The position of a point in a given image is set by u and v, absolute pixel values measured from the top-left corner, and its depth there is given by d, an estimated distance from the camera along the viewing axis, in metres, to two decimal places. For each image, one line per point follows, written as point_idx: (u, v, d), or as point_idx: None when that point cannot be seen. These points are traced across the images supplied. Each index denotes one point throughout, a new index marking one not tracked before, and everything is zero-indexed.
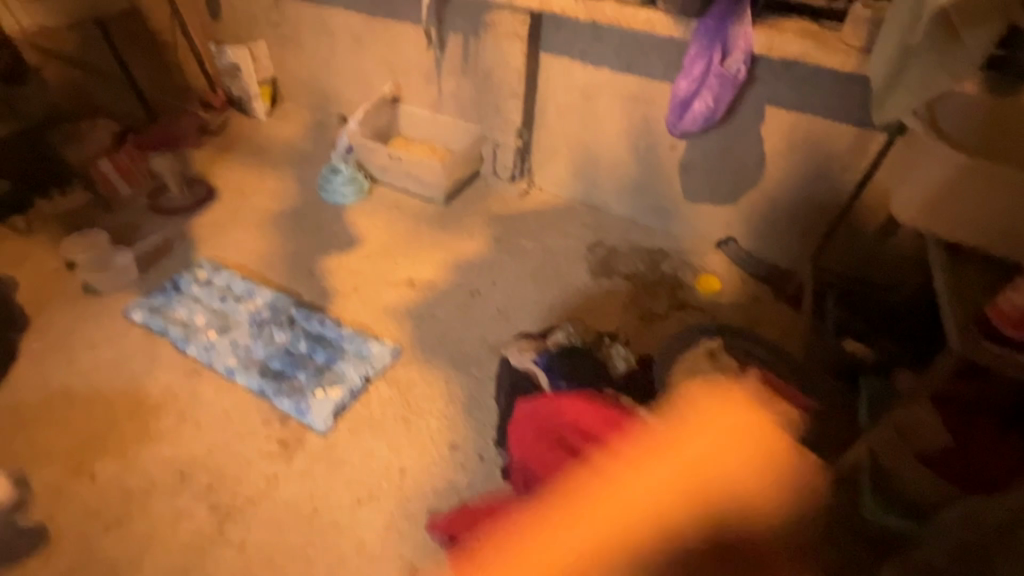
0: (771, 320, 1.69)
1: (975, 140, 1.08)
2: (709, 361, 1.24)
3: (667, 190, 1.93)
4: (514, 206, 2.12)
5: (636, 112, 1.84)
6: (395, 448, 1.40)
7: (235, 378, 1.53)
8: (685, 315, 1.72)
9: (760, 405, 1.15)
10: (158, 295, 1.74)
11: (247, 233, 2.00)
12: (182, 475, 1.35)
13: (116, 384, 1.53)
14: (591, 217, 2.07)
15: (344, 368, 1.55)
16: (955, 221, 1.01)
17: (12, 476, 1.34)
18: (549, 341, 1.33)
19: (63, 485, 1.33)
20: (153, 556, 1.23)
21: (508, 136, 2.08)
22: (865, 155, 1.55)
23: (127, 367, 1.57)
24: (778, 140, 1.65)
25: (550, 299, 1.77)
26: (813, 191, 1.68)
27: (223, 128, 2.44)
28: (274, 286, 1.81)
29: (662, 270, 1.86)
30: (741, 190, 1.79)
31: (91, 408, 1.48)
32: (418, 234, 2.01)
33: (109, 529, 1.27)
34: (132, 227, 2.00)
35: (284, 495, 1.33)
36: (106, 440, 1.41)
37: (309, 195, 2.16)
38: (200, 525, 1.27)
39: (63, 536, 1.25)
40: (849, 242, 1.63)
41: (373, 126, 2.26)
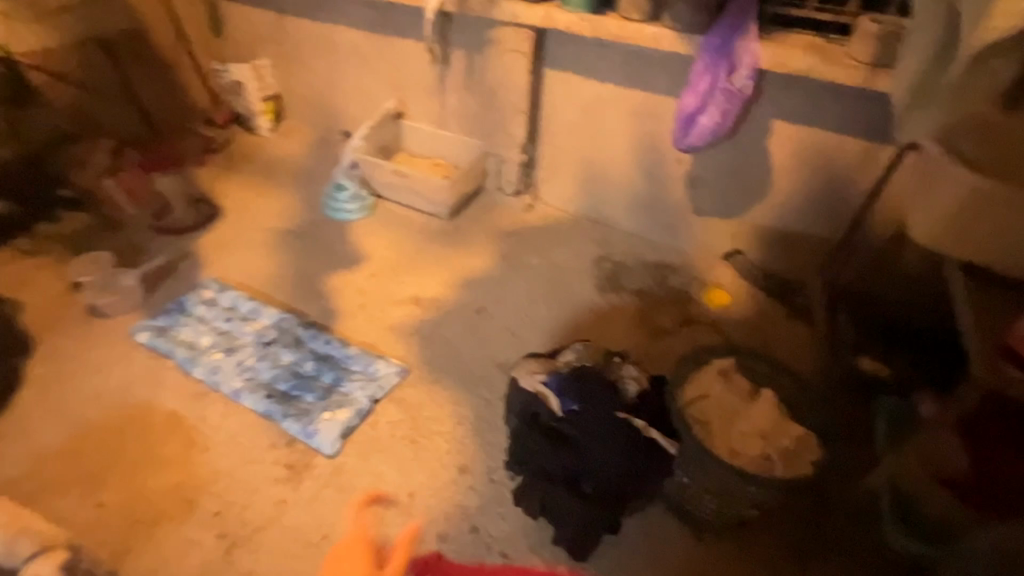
0: (782, 334, 1.68)
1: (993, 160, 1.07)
2: (722, 382, 1.22)
3: (673, 204, 1.92)
4: (519, 221, 2.12)
5: (641, 126, 1.83)
6: (404, 471, 1.39)
7: (242, 401, 1.52)
8: (694, 331, 1.70)
9: (774, 433, 1.14)
10: (164, 317, 1.74)
11: (253, 251, 2.00)
12: (189, 502, 1.34)
13: (123, 408, 1.52)
14: (597, 231, 2.06)
15: (352, 389, 1.53)
16: (973, 242, 1.00)
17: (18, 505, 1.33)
18: (559, 362, 1.30)
19: (70, 513, 1.32)
20: None
21: (512, 151, 2.08)
22: (875, 169, 1.54)
23: (133, 391, 1.56)
24: (785, 154, 1.64)
25: (558, 316, 1.76)
26: (821, 204, 1.67)
27: (228, 146, 2.45)
28: (280, 305, 1.81)
29: (669, 285, 1.85)
30: (748, 204, 1.78)
31: (97, 434, 1.47)
32: (424, 250, 2.01)
33: (116, 559, 1.25)
34: (137, 248, 2.00)
35: (293, 521, 1.31)
36: (113, 467, 1.40)
37: (314, 212, 2.16)
38: (208, 554, 1.26)
39: None
40: (859, 255, 1.62)
41: (377, 143, 2.26)
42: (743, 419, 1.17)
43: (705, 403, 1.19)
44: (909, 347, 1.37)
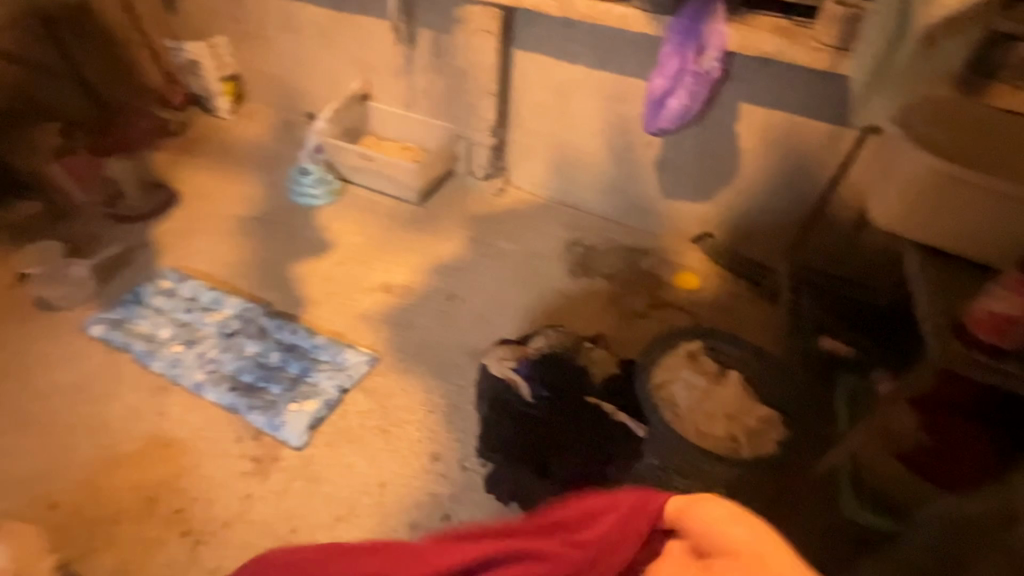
0: (749, 315, 1.71)
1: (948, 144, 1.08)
2: (689, 365, 1.23)
3: (643, 187, 1.92)
4: (490, 206, 2.09)
5: (611, 109, 1.82)
6: (375, 461, 1.37)
7: (205, 393, 1.47)
8: (664, 314, 1.72)
9: (742, 415, 1.16)
10: (120, 309, 1.66)
11: (214, 239, 1.92)
12: (150, 500, 1.30)
13: (77, 405, 1.45)
14: (568, 216, 2.05)
15: (319, 379, 1.50)
16: (930, 224, 1.03)
17: None
18: (529, 348, 1.29)
19: (22, 516, 1.27)
20: None
21: (482, 134, 2.04)
22: (838, 152, 1.56)
23: (88, 387, 1.49)
24: (753, 137, 1.65)
25: (530, 301, 1.75)
26: (787, 187, 1.69)
27: (185, 129, 2.34)
28: (243, 294, 1.75)
29: (641, 268, 1.86)
30: (717, 187, 1.80)
31: (50, 431, 1.40)
32: (394, 236, 1.96)
33: (74, 561, 1.21)
34: (89, 236, 1.90)
35: (260, 515, 1.28)
36: (67, 467, 1.34)
37: (278, 197, 2.09)
38: (172, 552, 1.22)
39: None
40: (823, 237, 1.65)
41: (343, 126, 2.19)
42: (710, 401, 1.18)
43: (673, 385, 1.20)
44: (870, 326, 1.40)
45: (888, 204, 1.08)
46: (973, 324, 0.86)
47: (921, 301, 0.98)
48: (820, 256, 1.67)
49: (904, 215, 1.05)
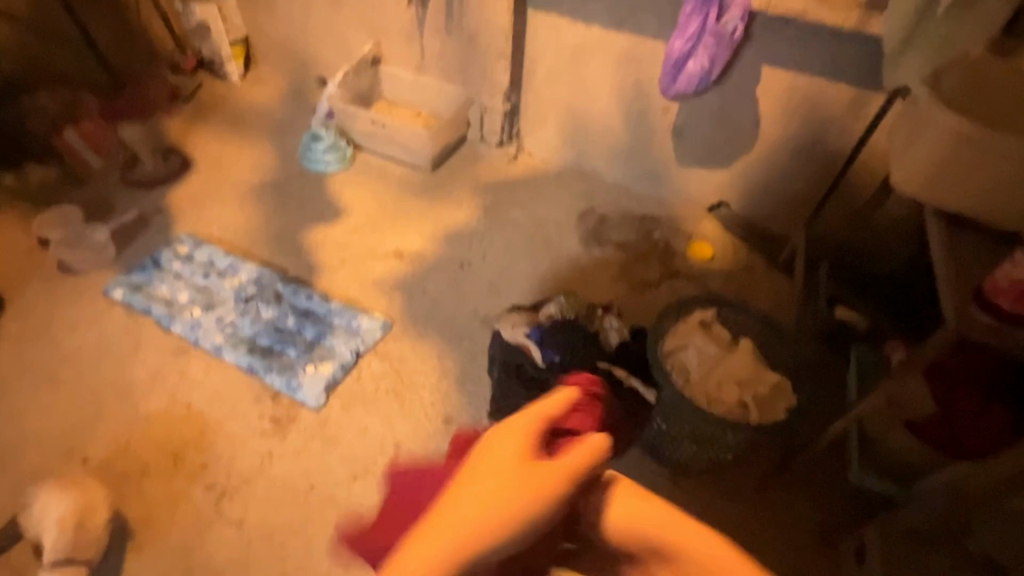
0: (764, 285, 1.70)
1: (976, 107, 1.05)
2: (701, 333, 1.23)
3: (659, 155, 1.88)
4: (502, 173, 2.07)
5: (628, 72, 1.77)
6: (389, 423, 1.41)
7: (224, 356, 1.51)
8: (677, 283, 1.71)
9: (752, 382, 1.17)
10: (139, 274, 1.70)
11: (228, 205, 1.93)
12: (175, 456, 1.35)
13: (101, 366, 1.50)
14: (582, 184, 2.03)
15: (334, 344, 1.53)
16: (954, 190, 1.00)
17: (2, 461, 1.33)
18: (541, 315, 1.30)
19: (55, 470, 1.33)
20: (150, 537, 1.24)
21: (495, 100, 2.00)
22: (863, 118, 1.52)
23: (111, 348, 1.54)
24: (774, 103, 1.61)
25: (542, 269, 1.75)
26: (808, 154, 1.65)
27: (196, 94, 2.33)
28: (258, 260, 1.77)
29: (654, 238, 1.84)
30: (734, 155, 1.76)
31: (77, 390, 1.46)
32: (406, 204, 1.96)
33: None
34: (105, 202, 1.92)
35: (280, 472, 1.33)
36: (95, 425, 1.40)
37: (290, 163, 2.09)
38: (197, 505, 1.28)
39: None
40: (842, 206, 1.62)
41: (354, 91, 2.17)
42: (721, 368, 1.19)
43: (683, 353, 1.21)
44: (887, 297, 1.38)
45: (911, 169, 1.05)
46: (993, 292, 0.85)
47: (938, 268, 0.96)
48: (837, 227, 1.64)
49: (928, 180, 1.02)
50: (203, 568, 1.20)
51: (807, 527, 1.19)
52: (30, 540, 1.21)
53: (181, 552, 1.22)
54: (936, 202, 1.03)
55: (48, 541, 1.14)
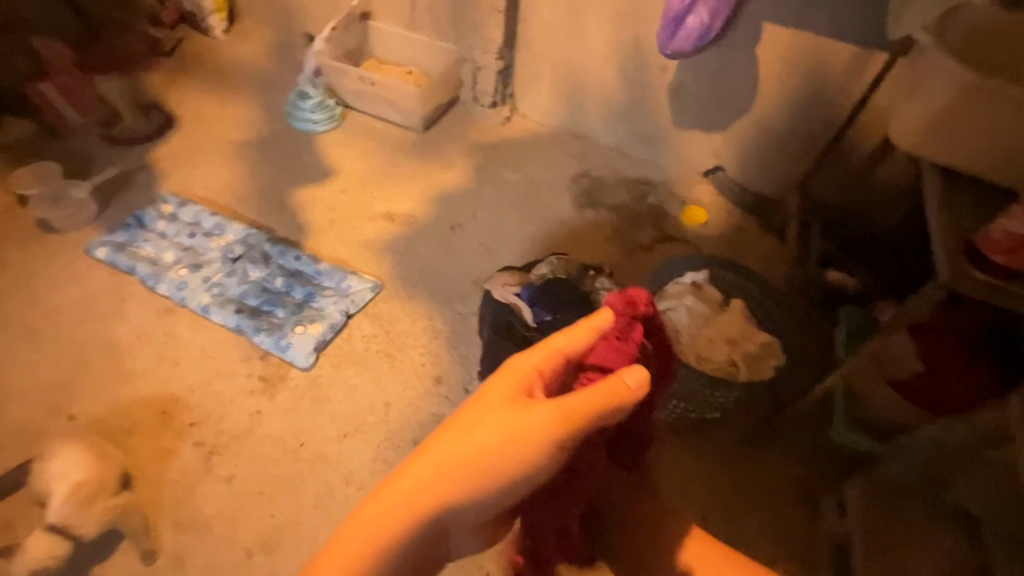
0: (757, 250, 1.69)
1: (979, 61, 1.02)
2: (693, 293, 1.23)
3: (655, 117, 1.84)
4: (495, 135, 2.02)
5: (625, 29, 1.72)
6: (379, 383, 1.40)
7: (211, 316, 1.49)
8: (670, 247, 1.70)
9: (741, 341, 1.17)
10: (122, 232, 1.66)
11: (213, 164, 1.88)
12: (163, 414, 1.35)
13: (86, 324, 1.48)
14: (576, 147, 1.99)
15: (324, 304, 1.51)
16: (953, 144, 0.99)
17: None
18: (533, 275, 1.29)
19: (42, 426, 1.32)
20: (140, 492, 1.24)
21: (488, 57, 1.94)
22: (864, 78, 1.48)
23: (95, 307, 1.51)
24: (774, 62, 1.56)
25: (534, 233, 1.73)
26: (806, 116, 1.62)
27: (178, 49, 2.24)
28: (245, 220, 1.73)
29: (649, 202, 1.82)
30: (732, 117, 1.72)
31: (62, 348, 1.44)
32: (397, 165, 1.92)
33: None
34: (86, 159, 1.86)
35: (269, 430, 1.33)
36: (80, 383, 1.38)
37: (277, 122, 2.02)
38: (187, 461, 1.28)
39: None
40: (839, 170, 1.60)
41: (342, 47, 2.09)
42: (711, 327, 1.19)
43: (674, 312, 1.21)
44: (879, 260, 1.38)
45: (912, 123, 1.03)
46: (986, 247, 0.85)
47: (933, 222, 0.95)
48: (833, 190, 1.62)
49: (928, 135, 1.01)
50: (194, 522, 1.21)
51: (789, 484, 1.21)
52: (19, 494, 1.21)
53: (171, 506, 1.23)
54: (934, 157, 1.02)
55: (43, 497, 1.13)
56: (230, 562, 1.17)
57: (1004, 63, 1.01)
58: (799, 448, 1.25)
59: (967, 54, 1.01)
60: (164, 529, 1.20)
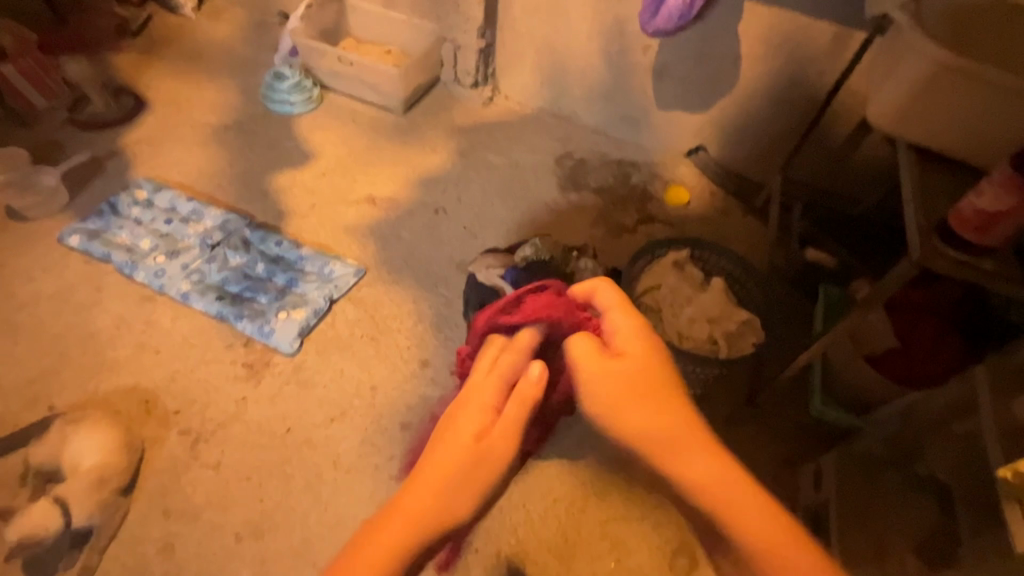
0: (737, 229, 1.71)
1: (957, 42, 1.03)
2: (675, 273, 1.24)
3: (638, 97, 1.84)
4: (477, 117, 2.00)
5: (607, 9, 1.70)
6: (365, 368, 1.40)
7: (192, 303, 1.47)
8: (653, 229, 1.71)
9: (722, 319, 1.19)
10: (96, 220, 1.61)
11: (188, 148, 1.83)
12: (146, 404, 1.33)
13: (62, 315, 1.45)
14: (559, 128, 1.98)
15: (306, 291, 1.50)
16: (928, 124, 1.01)
17: None
18: (517, 257, 1.29)
19: (20, 419, 1.30)
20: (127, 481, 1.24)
21: (469, 37, 1.91)
22: (842, 57, 1.50)
23: (71, 297, 1.48)
24: (754, 42, 1.57)
25: (518, 215, 1.73)
26: (787, 96, 1.63)
27: (147, 29, 2.16)
28: (223, 206, 1.70)
29: (632, 183, 1.83)
30: (713, 97, 1.73)
31: (38, 340, 1.41)
32: (378, 148, 1.89)
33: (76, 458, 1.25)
34: (54, 144, 1.80)
35: (255, 416, 1.33)
36: (59, 373, 1.36)
37: (253, 105, 1.97)
38: (172, 450, 1.28)
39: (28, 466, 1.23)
40: (818, 149, 1.62)
41: (319, 26, 2.04)
42: (692, 306, 1.20)
43: (656, 292, 1.22)
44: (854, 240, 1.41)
45: (891, 103, 1.04)
46: (958, 220, 0.87)
47: (907, 200, 0.98)
48: (813, 170, 1.64)
49: (905, 116, 1.03)
50: (182, 509, 1.21)
51: (769, 458, 1.25)
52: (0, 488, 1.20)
53: (158, 495, 1.22)
54: (910, 136, 1.04)
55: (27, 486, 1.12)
56: (220, 547, 1.17)
57: (977, 44, 1.03)
58: (779, 425, 1.28)
59: (946, 34, 1.02)
60: (152, 518, 1.20)
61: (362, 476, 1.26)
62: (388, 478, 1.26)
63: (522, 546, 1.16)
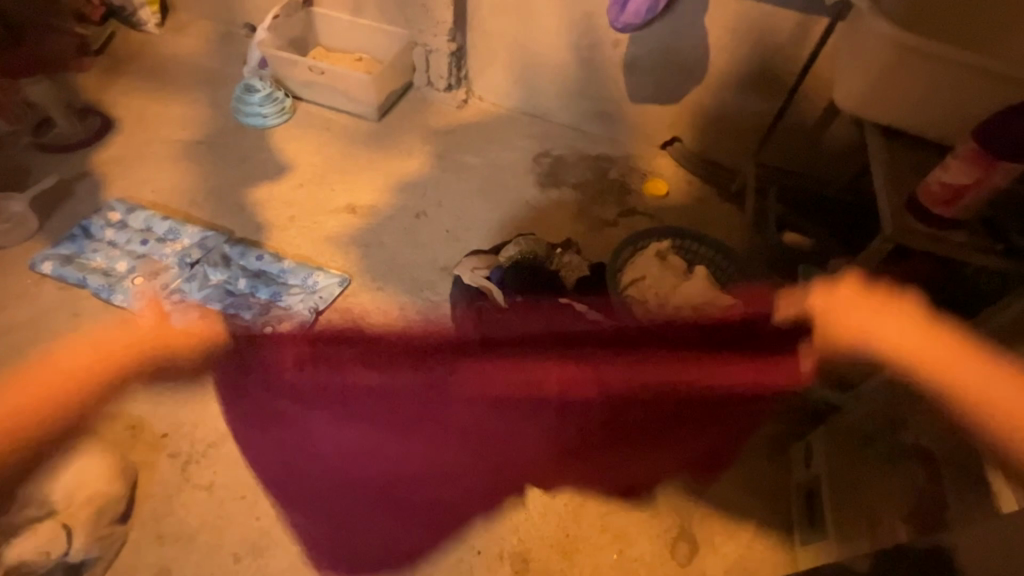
0: (716, 217, 1.74)
1: (918, 23, 1.06)
2: (658, 264, 1.27)
3: (611, 92, 1.86)
4: (452, 119, 2.00)
5: (576, 6, 1.72)
6: (356, 378, 1.39)
7: (175, 324, 1.45)
8: (634, 222, 1.73)
9: (706, 305, 1.22)
10: (68, 244, 1.58)
11: (160, 166, 1.80)
12: (133, 429, 1.31)
13: (39, 344, 1.42)
14: (535, 127, 1.99)
15: (291, 303, 1.49)
16: (893, 106, 1.04)
17: None
18: (502, 257, 1.31)
19: None
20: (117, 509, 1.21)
21: (439, 40, 1.91)
22: (807, 43, 1.53)
23: (47, 325, 1.44)
24: (721, 32, 1.60)
25: (500, 216, 1.73)
26: (756, 83, 1.66)
27: (109, 46, 2.11)
28: (200, 223, 1.67)
29: (610, 178, 1.84)
30: (685, 88, 1.75)
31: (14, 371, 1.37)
32: (354, 156, 1.87)
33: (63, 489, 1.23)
34: (19, 170, 1.76)
35: (246, 435, 1.31)
36: (40, 404, 1.33)
37: (224, 118, 1.95)
38: (163, 474, 1.26)
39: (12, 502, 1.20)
40: (790, 134, 1.65)
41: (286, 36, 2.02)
42: (678, 294, 1.23)
43: (642, 283, 1.25)
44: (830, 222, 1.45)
45: (857, 88, 1.07)
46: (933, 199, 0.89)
47: (877, 180, 1.01)
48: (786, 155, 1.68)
49: (871, 100, 1.06)
50: (177, 533, 1.20)
51: (760, 438, 1.28)
52: None
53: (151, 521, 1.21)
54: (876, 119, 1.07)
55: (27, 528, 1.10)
56: (219, 569, 1.16)
57: (937, 24, 1.06)
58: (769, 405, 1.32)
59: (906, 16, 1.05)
60: (147, 545, 1.18)
61: None
62: None
63: (524, 545, 1.17)
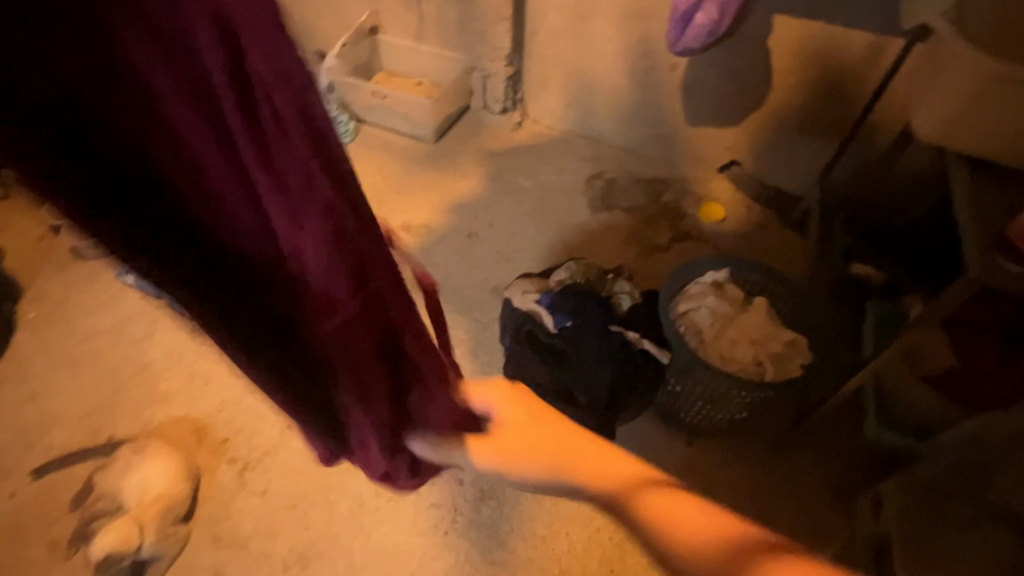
0: (777, 242, 1.63)
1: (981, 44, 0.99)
2: (716, 293, 1.23)
3: (668, 115, 1.77)
4: (506, 141, 1.94)
5: (631, 32, 1.65)
6: None
7: None
8: (687, 248, 1.64)
9: (764, 339, 1.17)
10: None
11: None
12: (197, 432, 1.34)
13: (100, 378, 1.41)
14: (589, 150, 1.91)
15: None
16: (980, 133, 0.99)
17: (13, 484, 1.27)
18: (552, 281, 1.26)
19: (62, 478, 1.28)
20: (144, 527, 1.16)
21: (497, 64, 1.87)
22: (878, 66, 1.44)
23: (115, 352, 1.46)
24: (785, 58, 1.52)
25: (551, 238, 1.69)
26: (823, 112, 1.58)
27: None
28: None
29: (664, 200, 1.76)
30: (747, 111, 1.65)
31: (77, 395, 1.39)
32: (408, 175, 1.84)
33: (91, 521, 1.21)
34: None
35: (287, 457, 1.31)
36: (99, 413, 1.37)
37: None
38: (223, 483, 1.28)
39: (54, 524, 1.23)
40: (859, 158, 1.58)
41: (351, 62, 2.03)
42: (733, 327, 1.19)
43: (695, 312, 1.21)
44: (887, 246, 1.33)
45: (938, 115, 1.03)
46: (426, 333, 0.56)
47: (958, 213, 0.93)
48: (853, 175, 1.58)
49: (951, 128, 1.01)
50: (231, 538, 1.21)
51: (828, 483, 1.24)
52: (76, 528, 1.22)
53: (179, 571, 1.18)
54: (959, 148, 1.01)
55: (98, 543, 1.13)
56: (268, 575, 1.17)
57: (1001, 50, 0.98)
58: (851, 447, 1.28)
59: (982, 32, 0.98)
60: (203, 545, 1.21)
61: (393, 525, 1.22)
62: (428, 529, 1.21)
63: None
